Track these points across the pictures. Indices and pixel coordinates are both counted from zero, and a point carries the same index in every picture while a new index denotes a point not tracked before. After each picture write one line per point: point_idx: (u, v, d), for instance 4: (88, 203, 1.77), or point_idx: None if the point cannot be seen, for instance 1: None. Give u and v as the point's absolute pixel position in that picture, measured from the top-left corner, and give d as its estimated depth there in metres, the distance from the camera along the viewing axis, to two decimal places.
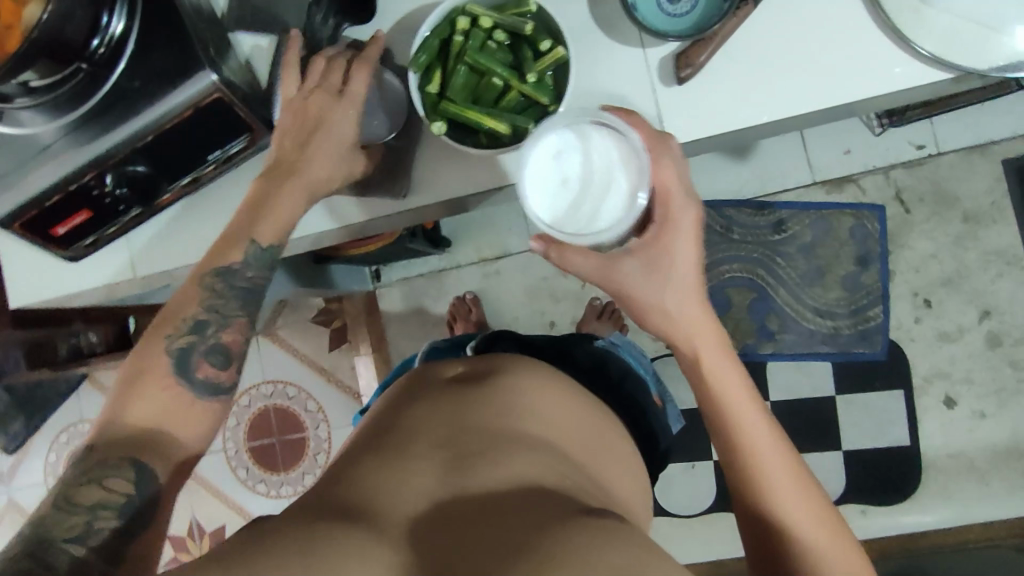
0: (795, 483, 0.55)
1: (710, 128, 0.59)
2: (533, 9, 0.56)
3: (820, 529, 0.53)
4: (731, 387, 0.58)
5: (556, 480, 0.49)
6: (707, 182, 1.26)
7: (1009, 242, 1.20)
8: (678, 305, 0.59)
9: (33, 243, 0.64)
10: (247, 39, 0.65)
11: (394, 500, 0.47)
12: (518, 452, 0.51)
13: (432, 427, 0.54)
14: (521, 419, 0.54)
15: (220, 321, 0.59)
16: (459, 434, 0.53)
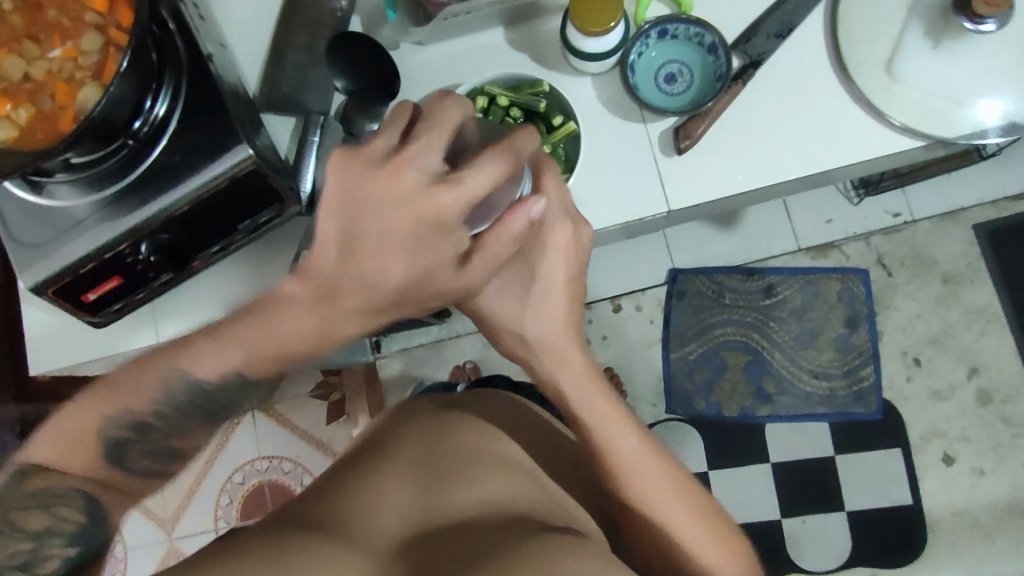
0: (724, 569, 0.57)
1: (710, 193, 0.64)
2: (546, 88, 0.63)
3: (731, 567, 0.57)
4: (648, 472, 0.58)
5: (526, 502, 0.54)
6: (698, 250, 1.31)
7: (987, 301, 1.26)
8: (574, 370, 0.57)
9: (63, 310, 0.66)
10: (274, 120, 0.68)
11: (373, 510, 0.51)
12: (492, 475, 0.56)
13: (412, 449, 0.59)
14: (497, 446, 0.60)
15: (171, 429, 0.54)
16: (438, 456, 0.58)
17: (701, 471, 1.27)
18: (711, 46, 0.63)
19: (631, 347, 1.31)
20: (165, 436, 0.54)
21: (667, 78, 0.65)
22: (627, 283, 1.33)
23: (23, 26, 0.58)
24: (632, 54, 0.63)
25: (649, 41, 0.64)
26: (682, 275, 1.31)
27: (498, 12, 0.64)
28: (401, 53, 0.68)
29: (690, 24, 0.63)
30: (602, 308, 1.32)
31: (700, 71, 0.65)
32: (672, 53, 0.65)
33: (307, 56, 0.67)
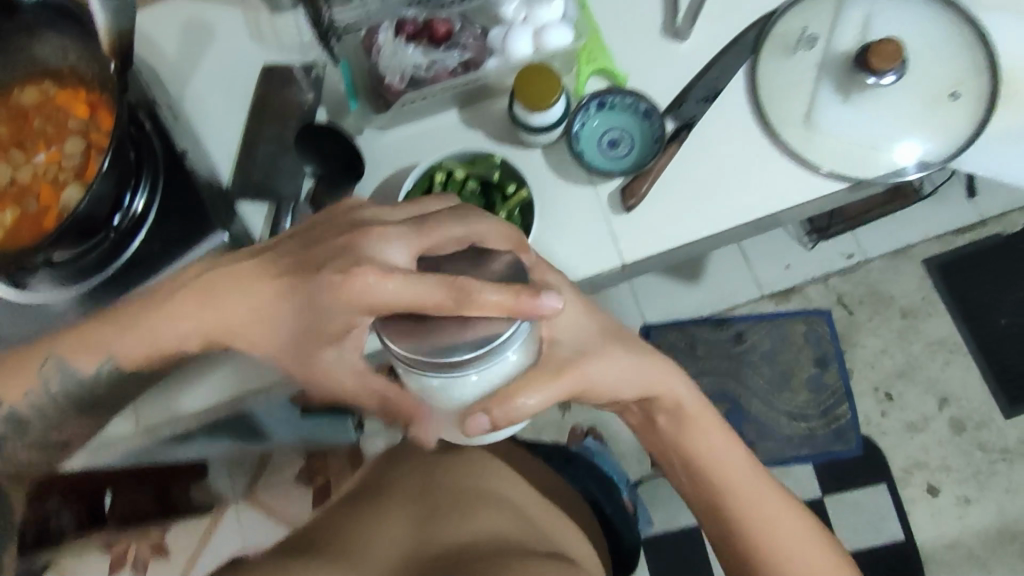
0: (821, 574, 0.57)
1: (664, 243, 0.69)
2: (499, 160, 0.68)
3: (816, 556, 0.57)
4: (796, 553, 0.57)
5: (513, 533, 0.57)
6: (666, 304, 1.36)
7: (947, 331, 1.31)
8: (696, 423, 0.58)
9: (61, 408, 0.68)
10: (248, 208, 0.72)
11: (374, 544, 0.55)
12: (485, 509, 0.59)
13: (412, 482, 0.62)
14: (490, 481, 0.63)
15: (47, 421, 0.59)
16: (435, 488, 0.61)
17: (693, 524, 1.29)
18: (646, 112, 0.70)
19: None
20: (44, 428, 0.59)
21: (610, 143, 0.71)
22: None
23: (11, 136, 0.62)
24: (576, 123, 0.69)
25: (590, 112, 0.70)
26: (655, 330, 1.35)
27: (450, 96, 0.71)
28: (365, 138, 0.73)
29: (626, 95, 0.70)
30: None
31: (640, 134, 0.71)
32: (613, 121, 0.71)
33: (277, 146, 0.72)
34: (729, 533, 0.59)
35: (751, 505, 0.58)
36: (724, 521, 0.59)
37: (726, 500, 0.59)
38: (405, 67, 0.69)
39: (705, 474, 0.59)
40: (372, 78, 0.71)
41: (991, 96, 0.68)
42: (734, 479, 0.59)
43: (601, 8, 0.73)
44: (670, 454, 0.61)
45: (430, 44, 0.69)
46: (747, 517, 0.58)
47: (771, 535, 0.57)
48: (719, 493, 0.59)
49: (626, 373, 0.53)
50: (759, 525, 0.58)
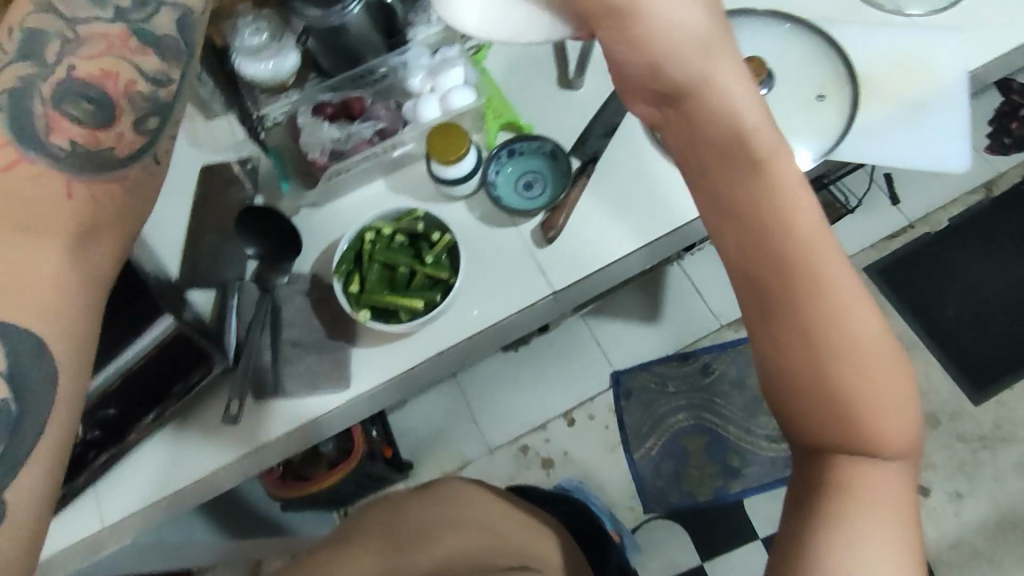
0: (875, 352, 0.42)
1: (589, 267, 0.73)
2: (422, 213, 0.73)
3: (867, 330, 0.42)
4: (857, 330, 0.42)
5: (465, 563, 0.73)
6: (630, 348, 1.39)
7: (903, 330, 1.35)
8: (756, 176, 0.42)
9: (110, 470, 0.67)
10: (197, 294, 0.75)
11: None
12: (440, 547, 0.75)
13: (388, 531, 0.78)
14: (445, 523, 0.78)
15: None
16: (402, 536, 0.77)
17: (695, 565, 1.26)
18: (552, 152, 0.76)
19: (594, 456, 1.35)
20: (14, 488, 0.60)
21: (525, 185, 0.76)
22: (575, 396, 1.38)
23: None
24: (490, 172, 0.76)
25: (502, 160, 0.76)
26: (625, 375, 1.37)
27: (376, 165, 0.77)
28: (300, 216, 0.78)
29: (532, 140, 0.76)
30: (557, 425, 1.37)
31: (550, 173, 0.76)
32: (524, 166, 0.77)
33: (219, 235, 0.77)
34: (796, 333, 0.42)
35: (829, 290, 0.42)
36: (790, 310, 0.42)
37: (798, 287, 0.42)
38: (325, 142, 0.75)
39: (766, 249, 0.42)
40: (301, 156, 0.77)
41: (851, 93, 0.75)
42: (812, 263, 0.42)
43: (502, 72, 0.81)
44: (718, 223, 0.44)
45: (348, 120, 0.77)
46: (826, 314, 0.42)
47: (847, 344, 0.42)
48: (787, 276, 0.42)
49: (696, 57, 0.40)
50: (838, 329, 0.42)
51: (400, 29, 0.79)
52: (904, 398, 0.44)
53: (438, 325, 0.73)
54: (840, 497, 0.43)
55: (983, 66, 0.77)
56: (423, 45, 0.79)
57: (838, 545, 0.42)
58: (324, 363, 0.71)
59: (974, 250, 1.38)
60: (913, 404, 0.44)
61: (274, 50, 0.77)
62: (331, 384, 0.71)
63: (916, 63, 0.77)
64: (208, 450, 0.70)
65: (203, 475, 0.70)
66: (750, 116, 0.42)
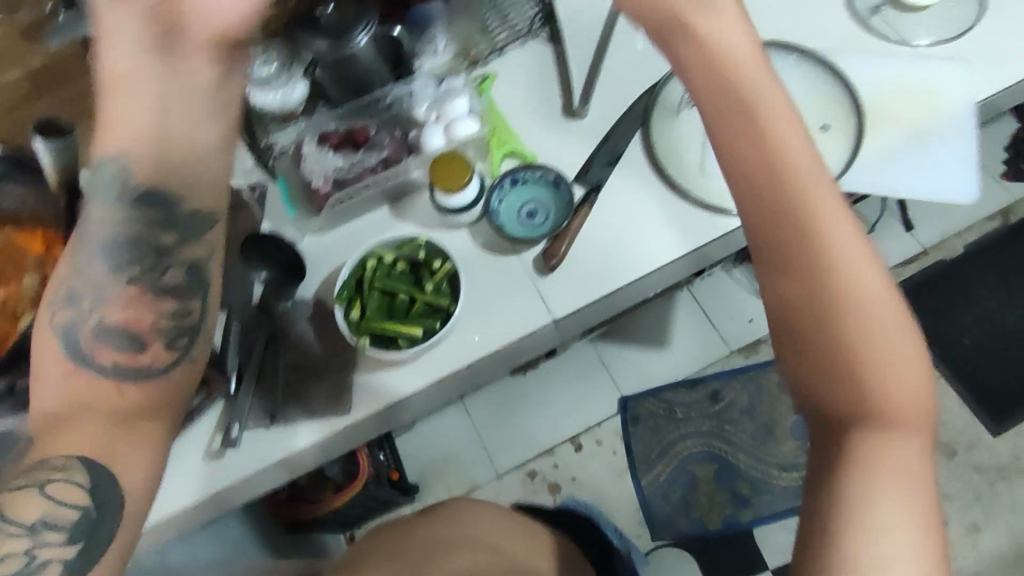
0: (895, 337, 0.46)
1: (591, 295, 0.73)
2: (423, 241, 0.74)
3: (888, 320, 0.47)
4: (876, 313, 0.46)
5: (481, 565, 0.73)
6: (639, 372, 1.38)
7: None
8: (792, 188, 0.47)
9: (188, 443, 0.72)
10: (205, 319, 0.76)
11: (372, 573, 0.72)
12: (453, 551, 0.75)
13: (399, 542, 0.79)
14: (456, 533, 0.79)
15: None
16: (414, 545, 0.77)
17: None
18: (555, 181, 0.76)
19: (602, 482, 1.33)
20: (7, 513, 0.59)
21: (528, 214, 0.76)
22: (582, 421, 1.37)
23: None
24: (493, 201, 0.76)
25: (505, 189, 0.77)
26: (632, 401, 1.36)
27: (379, 192, 0.78)
28: (305, 243, 0.79)
29: (534, 169, 0.77)
30: (564, 450, 1.36)
31: (553, 202, 0.76)
32: (527, 194, 0.77)
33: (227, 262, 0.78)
34: (821, 321, 0.46)
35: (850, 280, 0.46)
36: (819, 290, 0.46)
37: (822, 269, 0.46)
38: (328, 170, 0.77)
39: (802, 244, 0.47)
40: (305, 185, 0.79)
41: (856, 125, 0.75)
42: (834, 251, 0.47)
43: (506, 101, 0.82)
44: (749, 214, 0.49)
45: (352, 149, 0.78)
46: (851, 305, 0.46)
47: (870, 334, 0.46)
48: (820, 272, 0.46)
49: (739, 68, 0.49)
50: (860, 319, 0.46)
51: (407, 60, 0.81)
52: (915, 397, 0.46)
53: (438, 352, 0.73)
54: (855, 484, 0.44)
55: (991, 96, 0.76)
56: (429, 74, 0.81)
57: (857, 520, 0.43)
58: (325, 389, 0.72)
59: (990, 277, 1.36)
60: (924, 397, 0.47)
61: (283, 81, 0.79)
62: (330, 410, 0.71)
63: (921, 93, 0.77)
64: (205, 472, 0.71)
65: (199, 499, 0.70)
66: (777, 119, 0.49)
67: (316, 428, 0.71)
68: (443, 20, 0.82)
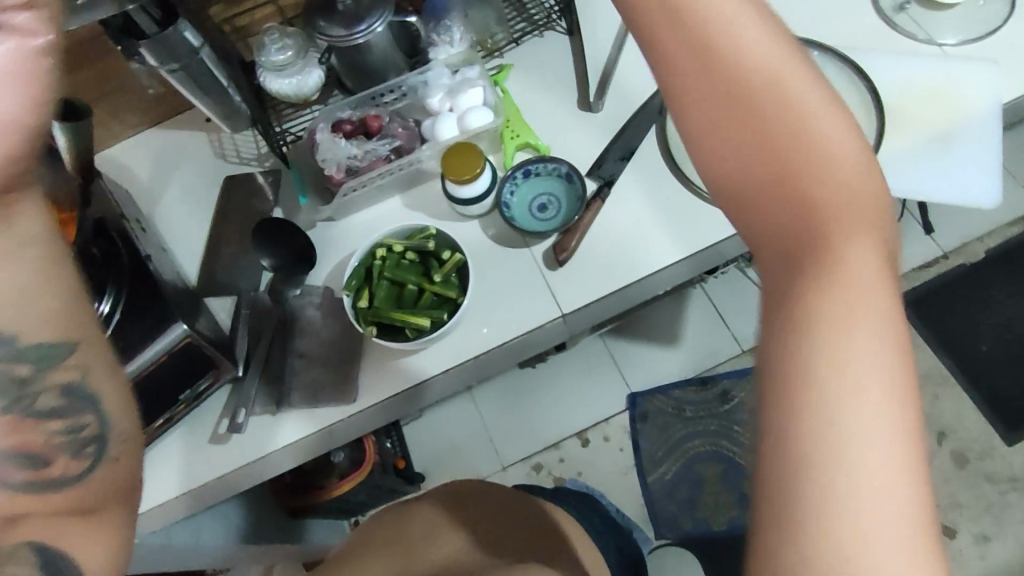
0: (845, 163, 0.31)
1: (602, 289, 0.72)
2: (433, 232, 0.73)
3: (832, 141, 0.31)
4: (821, 141, 0.31)
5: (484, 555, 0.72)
6: (649, 369, 1.37)
7: (932, 363, 1.30)
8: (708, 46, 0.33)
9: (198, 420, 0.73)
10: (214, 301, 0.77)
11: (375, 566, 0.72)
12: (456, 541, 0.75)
13: (403, 527, 0.78)
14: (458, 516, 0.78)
15: None
16: (416, 533, 0.77)
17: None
18: (567, 175, 0.76)
19: (608, 478, 1.33)
20: None
21: (539, 207, 0.76)
22: (590, 416, 1.37)
23: None
24: (505, 193, 0.76)
25: (517, 181, 0.76)
26: (641, 397, 1.36)
27: (393, 181, 0.78)
28: (316, 230, 0.79)
29: (547, 161, 0.76)
30: (570, 445, 1.35)
31: (565, 196, 0.76)
32: (539, 187, 0.77)
33: (238, 247, 0.78)
34: (754, 179, 0.31)
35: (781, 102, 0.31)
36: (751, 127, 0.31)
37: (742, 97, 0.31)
38: (341, 159, 0.77)
39: (722, 101, 0.32)
40: (318, 172, 0.79)
41: (877, 124, 0.73)
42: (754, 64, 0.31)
43: (521, 92, 0.82)
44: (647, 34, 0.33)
45: (365, 138, 0.78)
46: (781, 156, 0.31)
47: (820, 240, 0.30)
48: (746, 110, 0.31)
49: None
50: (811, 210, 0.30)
51: (423, 49, 0.81)
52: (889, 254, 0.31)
53: (445, 342, 0.73)
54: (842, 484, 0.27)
55: (1019, 97, 0.74)
56: (444, 65, 0.80)
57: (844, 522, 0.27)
58: (331, 375, 0.72)
59: (1010, 284, 1.33)
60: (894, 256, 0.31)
61: (299, 67, 0.78)
62: (335, 397, 0.71)
63: (944, 94, 0.75)
64: (213, 457, 0.71)
65: (205, 482, 0.71)
66: None
67: (321, 415, 0.71)
68: (460, 9, 0.81)
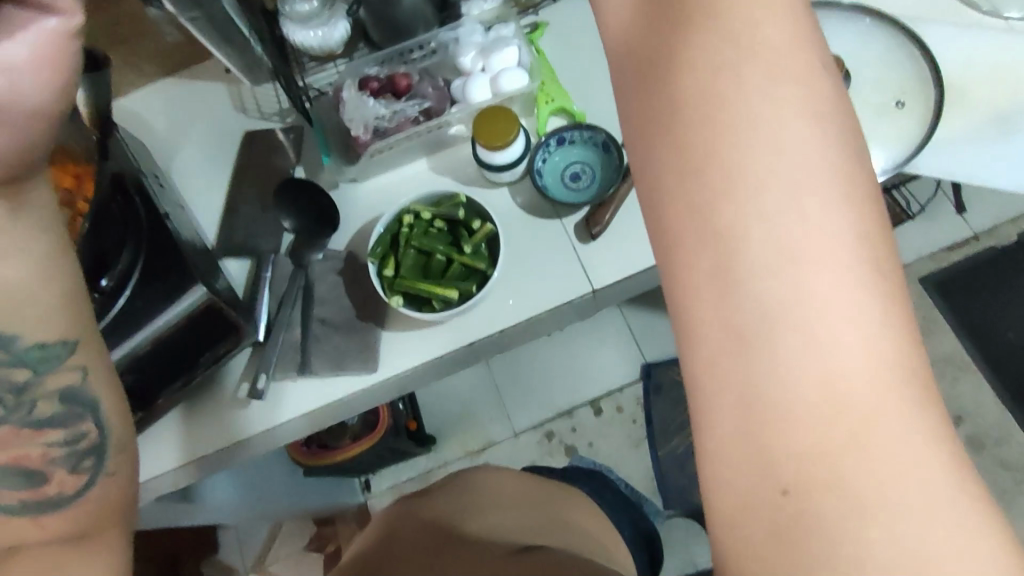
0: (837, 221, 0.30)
1: (636, 267, 0.70)
2: (463, 199, 0.71)
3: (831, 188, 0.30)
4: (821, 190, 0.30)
5: (506, 528, 0.74)
6: (666, 341, 1.35)
7: (954, 347, 1.28)
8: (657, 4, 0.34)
9: (218, 387, 0.71)
10: (231, 262, 0.74)
11: (398, 533, 0.73)
12: (484, 513, 0.76)
13: (426, 502, 0.80)
14: (480, 496, 0.80)
15: None
16: (441, 505, 0.79)
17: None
18: (603, 144, 0.72)
19: (619, 449, 1.33)
20: None
21: (572, 176, 0.73)
22: (603, 385, 1.36)
23: None
24: (537, 160, 0.72)
25: (550, 148, 0.73)
26: (655, 369, 1.34)
27: (419, 143, 0.75)
28: (339, 191, 0.76)
29: (582, 129, 0.72)
30: (583, 414, 1.35)
31: (599, 166, 0.73)
32: (572, 155, 0.73)
33: (258, 206, 0.75)
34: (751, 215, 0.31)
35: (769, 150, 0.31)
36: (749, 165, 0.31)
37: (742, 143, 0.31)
38: (368, 119, 0.73)
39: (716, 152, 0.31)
40: (343, 133, 0.76)
41: (934, 102, 0.69)
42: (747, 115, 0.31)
43: (556, 53, 0.78)
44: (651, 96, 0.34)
45: (393, 97, 0.75)
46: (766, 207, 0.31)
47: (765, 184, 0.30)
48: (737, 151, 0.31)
49: None
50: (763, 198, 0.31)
51: (453, 4, 0.78)
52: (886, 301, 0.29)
53: (473, 313, 0.70)
54: (771, 419, 0.29)
55: None
56: (476, 21, 0.76)
57: (782, 456, 0.29)
58: (354, 343, 0.70)
59: None
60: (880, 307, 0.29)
61: (324, 19, 0.74)
62: (358, 366, 0.69)
63: (1006, 70, 0.71)
64: (233, 422, 0.70)
65: (224, 446, 0.70)
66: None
67: (344, 383, 0.70)
68: None
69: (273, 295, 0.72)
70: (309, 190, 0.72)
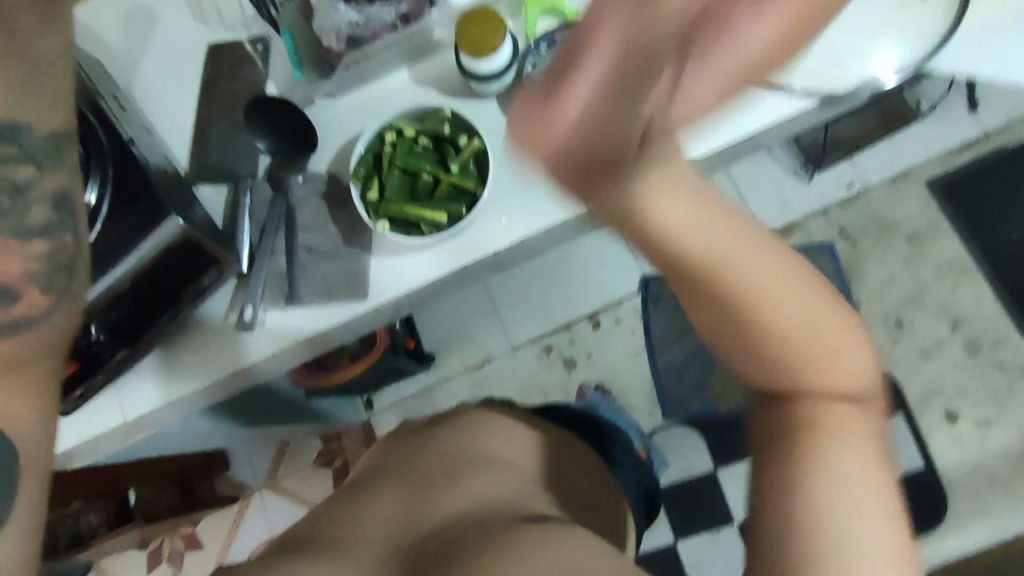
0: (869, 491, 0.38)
1: None
2: (448, 114, 0.67)
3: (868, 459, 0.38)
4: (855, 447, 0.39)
5: (510, 492, 0.58)
6: None
7: (956, 251, 1.26)
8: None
9: (205, 322, 0.69)
10: (209, 190, 0.70)
11: (373, 519, 0.57)
12: (480, 474, 0.60)
13: (409, 461, 0.65)
14: (476, 447, 0.65)
15: None
16: (428, 470, 0.62)
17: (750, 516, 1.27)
18: None
19: (618, 359, 1.33)
20: None
21: None
22: (601, 298, 1.35)
23: None
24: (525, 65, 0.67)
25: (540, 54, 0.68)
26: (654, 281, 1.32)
27: (398, 53, 0.69)
28: (316, 108, 0.71)
29: None
30: (581, 327, 1.35)
31: None
32: None
33: (230, 126, 0.71)
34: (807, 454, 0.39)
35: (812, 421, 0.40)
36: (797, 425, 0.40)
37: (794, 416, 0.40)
38: (340, 27, 0.69)
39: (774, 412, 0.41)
40: (315, 43, 0.70)
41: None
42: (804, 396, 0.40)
43: None
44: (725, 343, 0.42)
45: None
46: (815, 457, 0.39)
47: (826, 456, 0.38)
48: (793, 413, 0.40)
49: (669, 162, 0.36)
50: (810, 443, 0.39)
51: None
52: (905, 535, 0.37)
53: (465, 235, 0.66)
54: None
55: None
56: None
57: None
58: (342, 271, 0.67)
59: None
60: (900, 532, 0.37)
61: None
62: (348, 295, 0.67)
63: None
64: (219, 354, 0.68)
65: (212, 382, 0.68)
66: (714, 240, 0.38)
67: (334, 312, 0.68)
68: None
69: (253, 221, 0.69)
70: (281, 107, 0.67)
